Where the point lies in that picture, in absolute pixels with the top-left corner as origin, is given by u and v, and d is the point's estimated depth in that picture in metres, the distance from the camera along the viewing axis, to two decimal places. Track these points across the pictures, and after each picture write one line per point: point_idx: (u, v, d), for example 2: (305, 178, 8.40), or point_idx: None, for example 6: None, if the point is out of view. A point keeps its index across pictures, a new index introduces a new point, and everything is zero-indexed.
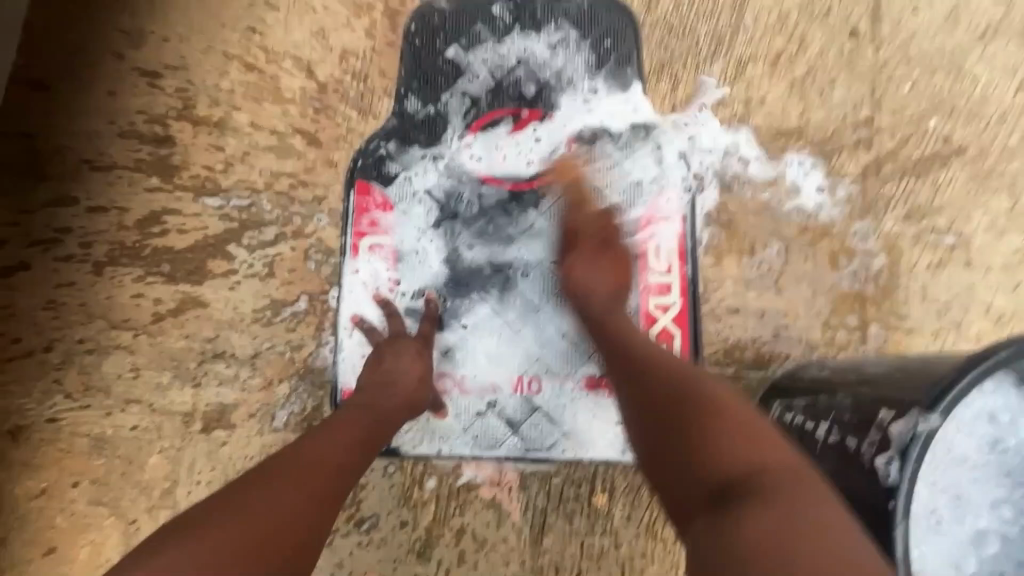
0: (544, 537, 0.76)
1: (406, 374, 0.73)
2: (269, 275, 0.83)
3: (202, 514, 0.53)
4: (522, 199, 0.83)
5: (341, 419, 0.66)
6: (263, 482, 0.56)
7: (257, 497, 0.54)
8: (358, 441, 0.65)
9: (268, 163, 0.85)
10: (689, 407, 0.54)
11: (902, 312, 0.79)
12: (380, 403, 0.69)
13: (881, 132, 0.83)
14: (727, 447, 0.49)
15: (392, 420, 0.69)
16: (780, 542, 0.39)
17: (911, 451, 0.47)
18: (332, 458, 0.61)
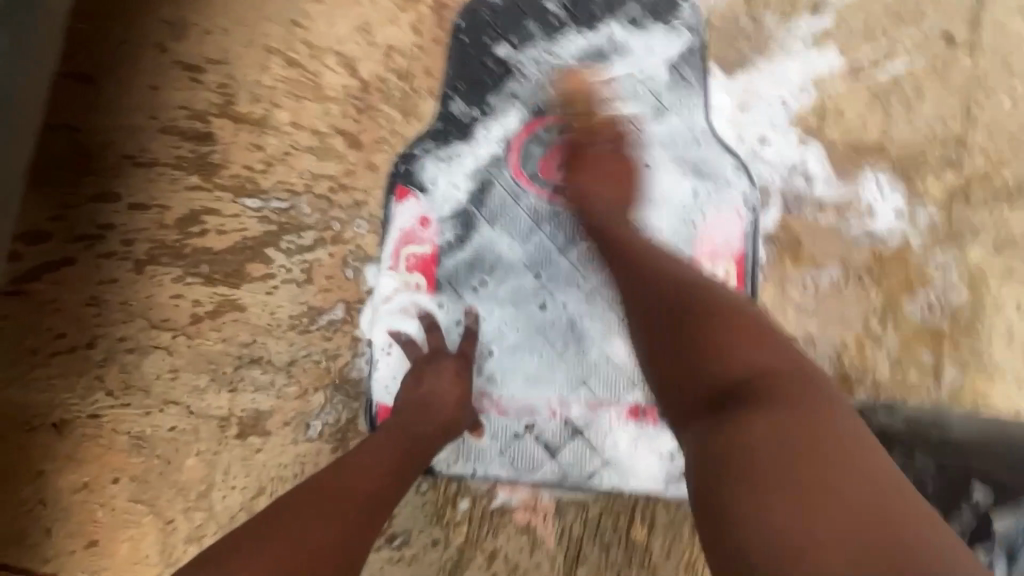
0: (578, 567, 0.73)
1: (443, 397, 0.71)
2: (307, 281, 0.81)
3: (227, 551, 0.50)
4: (569, 211, 0.78)
5: (375, 442, 0.64)
6: (297, 507, 0.54)
7: (284, 532, 0.51)
8: (394, 466, 0.62)
9: (308, 165, 0.82)
10: (715, 318, 0.53)
11: (984, 353, 0.72)
12: (415, 427, 0.67)
13: (972, 152, 0.75)
14: (743, 365, 0.49)
15: (426, 444, 0.67)
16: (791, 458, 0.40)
17: None
18: (365, 487, 0.58)
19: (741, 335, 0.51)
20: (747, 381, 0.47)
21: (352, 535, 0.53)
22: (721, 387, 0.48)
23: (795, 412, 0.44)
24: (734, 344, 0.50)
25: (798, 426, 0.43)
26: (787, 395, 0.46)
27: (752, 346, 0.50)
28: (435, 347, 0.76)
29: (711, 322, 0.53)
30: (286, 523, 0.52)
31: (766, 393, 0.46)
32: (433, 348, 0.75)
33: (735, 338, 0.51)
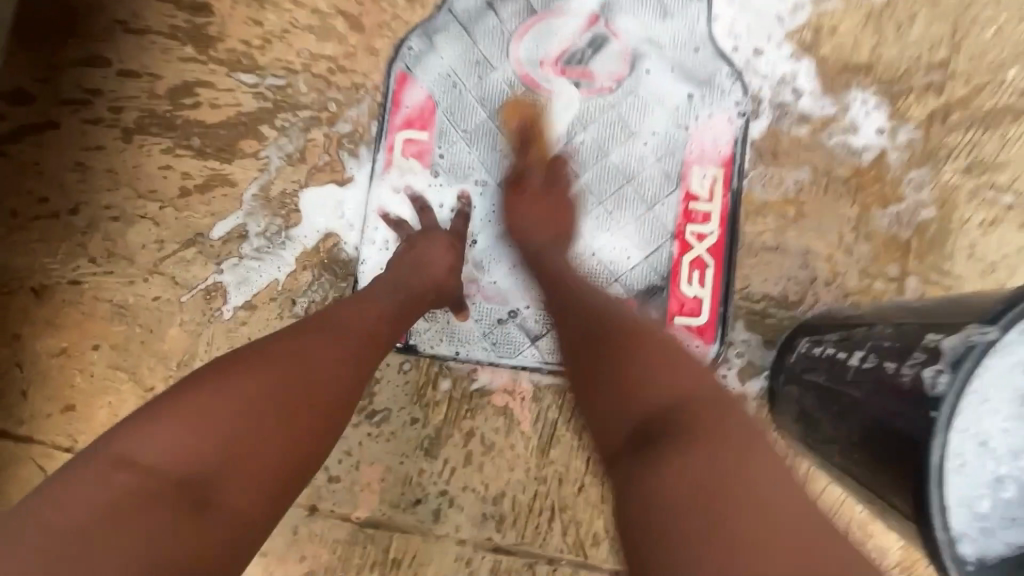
0: (551, 449, 0.77)
1: (437, 262, 0.72)
2: (300, 160, 0.81)
3: (227, 364, 0.52)
4: (567, 106, 0.79)
5: (375, 292, 0.66)
6: (304, 334, 0.56)
7: (285, 355, 0.53)
8: (394, 316, 0.64)
9: (307, 44, 0.82)
10: (631, 351, 0.54)
11: (945, 268, 0.76)
12: (412, 283, 0.68)
13: (955, 78, 0.77)
14: (660, 389, 0.50)
15: (419, 301, 0.69)
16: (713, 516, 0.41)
17: (962, 364, 0.40)
18: (361, 327, 0.60)
19: (666, 357, 0.53)
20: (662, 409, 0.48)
21: (352, 365, 0.56)
22: (637, 416, 0.49)
23: (702, 439, 0.46)
24: (660, 372, 0.51)
25: (720, 462, 0.44)
26: (702, 429, 0.46)
27: (675, 372, 0.51)
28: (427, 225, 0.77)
29: (638, 348, 0.54)
30: (286, 347, 0.54)
31: (683, 423, 0.47)
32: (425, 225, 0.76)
33: (656, 362, 0.52)
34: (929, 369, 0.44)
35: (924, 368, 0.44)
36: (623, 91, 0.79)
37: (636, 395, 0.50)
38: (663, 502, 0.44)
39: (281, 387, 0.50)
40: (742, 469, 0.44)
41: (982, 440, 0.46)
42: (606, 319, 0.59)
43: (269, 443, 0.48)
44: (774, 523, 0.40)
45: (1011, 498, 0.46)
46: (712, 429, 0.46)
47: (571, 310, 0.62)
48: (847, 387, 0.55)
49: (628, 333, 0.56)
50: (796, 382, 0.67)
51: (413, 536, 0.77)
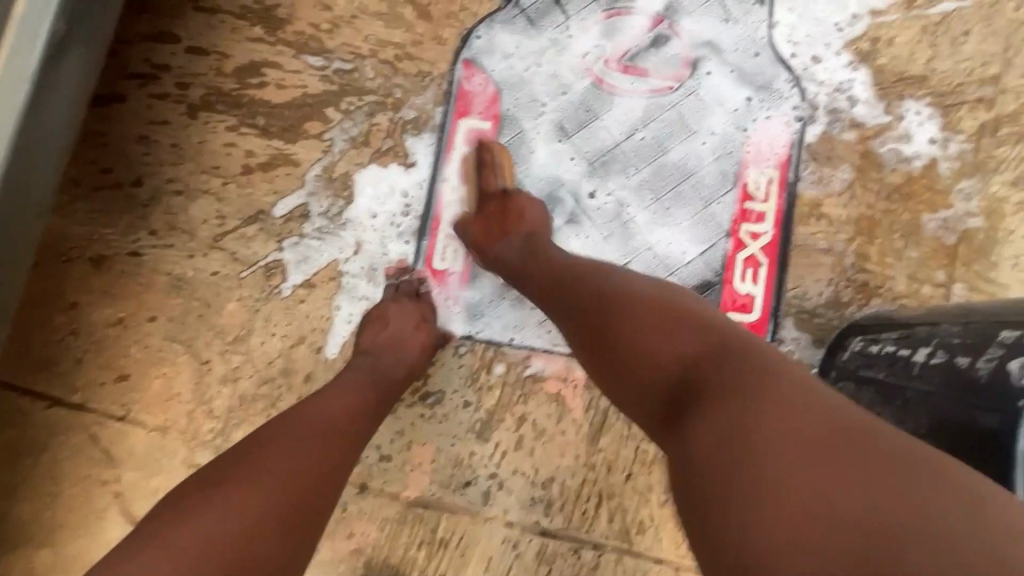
0: (601, 436, 0.78)
1: (410, 335, 0.74)
2: (364, 143, 0.82)
3: (194, 493, 0.52)
4: (629, 104, 0.81)
5: (343, 381, 0.66)
6: (267, 442, 0.56)
7: (248, 473, 0.53)
8: (362, 403, 0.65)
9: (376, 31, 0.83)
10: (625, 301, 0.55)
11: (991, 276, 0.78)
12: (381, 367, 0.70)
13: (1006, 93, 0.80)
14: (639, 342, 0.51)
15: (392, 387, 0.70)
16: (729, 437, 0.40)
17: None
18: (326, 425, 0.60)
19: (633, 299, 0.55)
20: (678, 366, 0.47)
21: (328, 460, 0.57)
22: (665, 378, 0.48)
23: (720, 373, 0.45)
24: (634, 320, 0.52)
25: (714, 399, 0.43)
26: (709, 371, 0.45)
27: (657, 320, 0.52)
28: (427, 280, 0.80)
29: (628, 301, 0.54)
30: (245, 470, 0.53)
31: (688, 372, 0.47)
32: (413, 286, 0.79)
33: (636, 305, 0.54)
34: (1015, 360, 0.46)
35: (1006, 362, 0.47)
36: (683, 92, 0.81)
37: (649, 359, 0.49)
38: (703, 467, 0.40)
39: (251, 514, 0.50)
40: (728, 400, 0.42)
41: None
42: (583, 278, 0.61)
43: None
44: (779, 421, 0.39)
45: None
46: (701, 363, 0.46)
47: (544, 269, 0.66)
48: (913, 380, 0.57)
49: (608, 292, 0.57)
50: (848, 380, 0.69)
51: (461, 517, 0.78)
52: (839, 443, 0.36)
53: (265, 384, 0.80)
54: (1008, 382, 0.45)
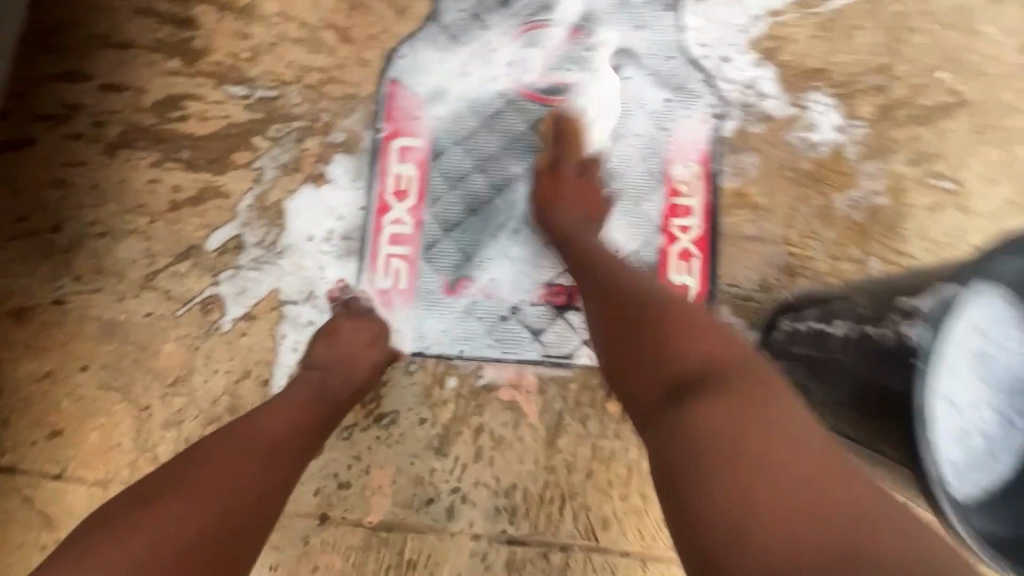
0: (557, 438, 0.80)
1: (362, 351, 0.74)
2: (295, 168, 0.81)
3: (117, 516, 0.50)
4: (556, 112, 0.83)
5: (294, 395, 0.65)
6: (205, 459, 0.54)
7: (175, 502, 0.50)
8: (310, 418, 0.64)
9: (298, 56, 0.83)
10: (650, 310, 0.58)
11: (900, 249, 0.84)
12: (332, 382, 0.69)
13: (896, 79, 0.87)
14: (731, 351, 0.52)
15: (341, 400, 0.69)
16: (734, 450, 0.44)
17: (939, 316, 0.48)
18: (272, 435, 0.59)
19: (689, 318, 0.56)
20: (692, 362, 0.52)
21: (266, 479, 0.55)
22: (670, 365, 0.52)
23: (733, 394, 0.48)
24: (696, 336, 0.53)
25: (737, 417, 0.46)
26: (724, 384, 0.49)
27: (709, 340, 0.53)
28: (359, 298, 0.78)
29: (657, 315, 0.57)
30: (178, 490, 0.51)
31: (708, 379, 0.50)
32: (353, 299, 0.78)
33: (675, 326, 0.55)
34: (909, 323, 0.50)
35: (901, 326, 0.51)
36: (606, 98, 0.84)
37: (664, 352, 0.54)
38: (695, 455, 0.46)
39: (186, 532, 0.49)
40: (754, 418, 0.46)
41: (949, 399, 0.62)
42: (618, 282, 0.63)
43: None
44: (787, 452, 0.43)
45: (978, 445, 0.63)
46: (724, 376, 0.50)
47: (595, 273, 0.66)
48: (834, 351, 0.61)
49: (669, 309, 0.57)
50: (780, 357, 0.73)
51: (427, 536, 0.78)
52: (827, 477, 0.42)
53: (212, 424, 0.77)
54: (906, 345, 0.49)
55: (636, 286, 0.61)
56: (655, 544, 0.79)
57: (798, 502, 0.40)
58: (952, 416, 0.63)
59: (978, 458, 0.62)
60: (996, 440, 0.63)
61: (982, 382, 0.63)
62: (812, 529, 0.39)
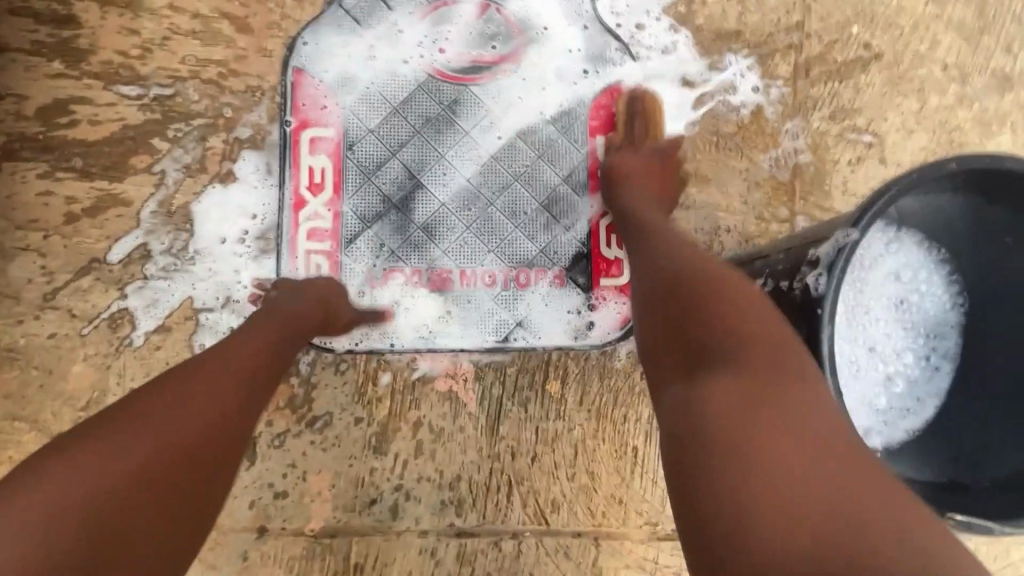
0: (499, 424, 0.78)
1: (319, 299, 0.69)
2: (199, 169, 0.77)
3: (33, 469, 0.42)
4: (472, 91, 0.81)
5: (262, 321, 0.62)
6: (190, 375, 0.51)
7: (163, 410, 0.47)
8: (282, 341, 0.61)
9: (193, 50, 0.78)
10: (698, 286, 0.52)
11: (825, 205, 0.85)
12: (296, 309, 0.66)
13: (811, 36, 0.87)
14: (753, 325, 0.48)
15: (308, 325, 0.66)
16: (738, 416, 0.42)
17: (836, 262, 0.48)
18: (254, 357, 0.56)
19: (738, 300, 0.50)
20: (714, 340, 0.48)
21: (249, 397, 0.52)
22: (680, 355, 0.49)
23: (759, 372, 0.45)
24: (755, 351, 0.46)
25: (751, 388, 0.43)
26: (748, 362, 0.45)
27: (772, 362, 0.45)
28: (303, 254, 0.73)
29: (690, 294, 0.52)
30: (110, 432, 0.45)
31: (735, 355, 0.46)
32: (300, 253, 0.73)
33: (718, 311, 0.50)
34: (810, 272, 0.51)
35: (804, 275, 0.52)
36: (523, 73, 0.82)
37: (680, 338, 0.50)
38: (698, 420, 0.44)
39: (123, 476, 0.43)
40: (771, 404, 0.42)
41: (870, 346, 0.63)
42: (665, 264, 0.56)
43: (129, 552, 0.42)
44: (794, 429, 0.41)
45: (903, 390, 0.63)
46: (756, 357, 0.45)
47: (679, 250, 0.58)
48: None
49: (716, 280, 0.52)
50: None
51: (372, 537, 0.75)
52: (830, 460, 0.39)
53: None
54: (807, 293, 0.50)
55: (668, 259, 0.57)
56: (606, 522, 0.78)
57: (789, 471, 0.39)
58: (878, 362, 0.63)
59: (904, 403, 0.63)
60: (923, 384, 0.64)
61: (904, 327, 0.64)
62: (800, 484, 0.38)
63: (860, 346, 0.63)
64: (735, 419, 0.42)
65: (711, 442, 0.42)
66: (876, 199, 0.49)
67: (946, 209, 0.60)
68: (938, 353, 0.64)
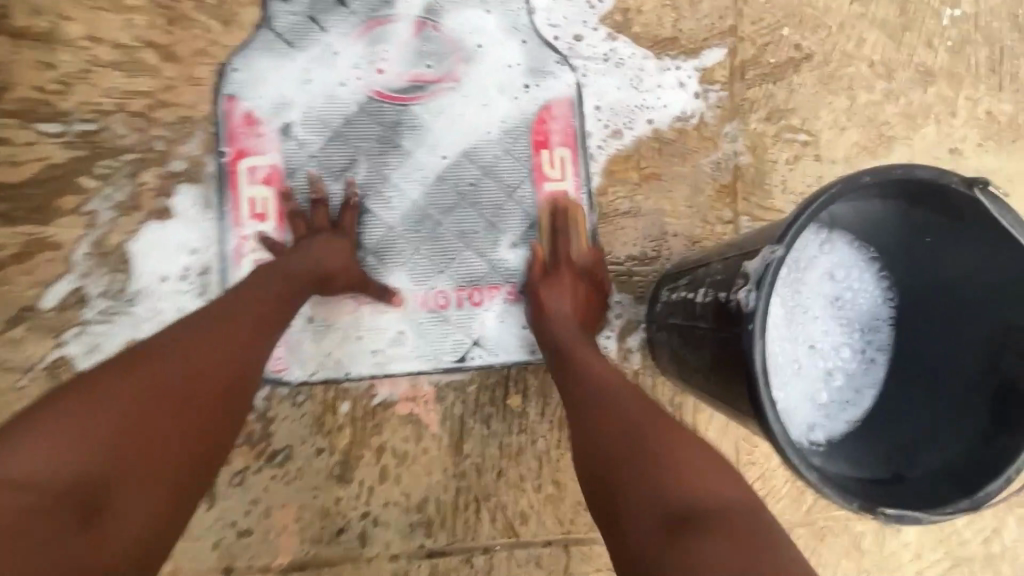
0: (463, 443, 0.78)
1: (327, 259, 0.69)
2: (133, 206, 0.74)
3: (52, 401, 0.47)
4: (413, 111, 0.80)
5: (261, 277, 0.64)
6: (194, 332, 0.56)
7: (171, 361, 0.52)
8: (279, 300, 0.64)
9: (116, 82, 0.75)
10: (577, 364, 0.65)
11: (767, 205, 0.88)
12: (294, 268, 0.67)
13: (744, 40, 0.89)
14: (613, 384, 0.60)
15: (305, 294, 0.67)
16: (625, 451, 0.52)
17: (765, 278, 0.48)
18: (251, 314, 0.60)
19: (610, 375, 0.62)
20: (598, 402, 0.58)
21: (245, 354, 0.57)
22: (578, 407, 0.59)
23: (631, 412, 0.55)
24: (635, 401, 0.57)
25: (629, 430, 0.53)
26: (625, 413, 0.55)
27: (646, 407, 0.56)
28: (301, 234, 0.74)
29: (574, 366, 0.65)
30: (128, 374, 0.50)
31: (612, 407, 0.57)
32: (317, 226, 0.74)
33: (592, 375, 0.62)
34: (743, 288, 0.51)
35: (738, 292, 0.52)
36: (463, 90, 0.81)
37: (579, 399, 0.60)
38: (602, 459, 0.52)
39: (125, 411, 0.48)
40: (645, 440, 0.52)
41: (810, 344, 0.66)
42: (562, 335, 0.70)
43: (127, 485, 0.46)
44: (666, 453, 0.51)
45: (842, 384, 0.66)
46: (630, 407, 0.56)
47: (598, 365, 0.64)
48: (697, 319, 0.63)
49: (588, 361, 0.65)
50: (662, 327, 0.75)
51: (342, 566, 0.75)
52: (696, 480, 0.48)
53: None
54: (744, 311, 0.50)
55: (561, 335, 0.70)
56: (575, 528, 0.80)
57: (670, 496, 0.47)
58: (817, 360, 0.66)
59: (843, 398, 0.66)
60: (860, 378, 0.66)
61: (841, 324, 0.67)
62: (680, 505, 0.46)
63: (800, 344, 0.65)
64: (621, 453, 0.52)
65: (608, 474, 0.51)
66: (804, 209, 0.49)
67: (879, 216, 0.62)
68: (872, 346, 0.67)
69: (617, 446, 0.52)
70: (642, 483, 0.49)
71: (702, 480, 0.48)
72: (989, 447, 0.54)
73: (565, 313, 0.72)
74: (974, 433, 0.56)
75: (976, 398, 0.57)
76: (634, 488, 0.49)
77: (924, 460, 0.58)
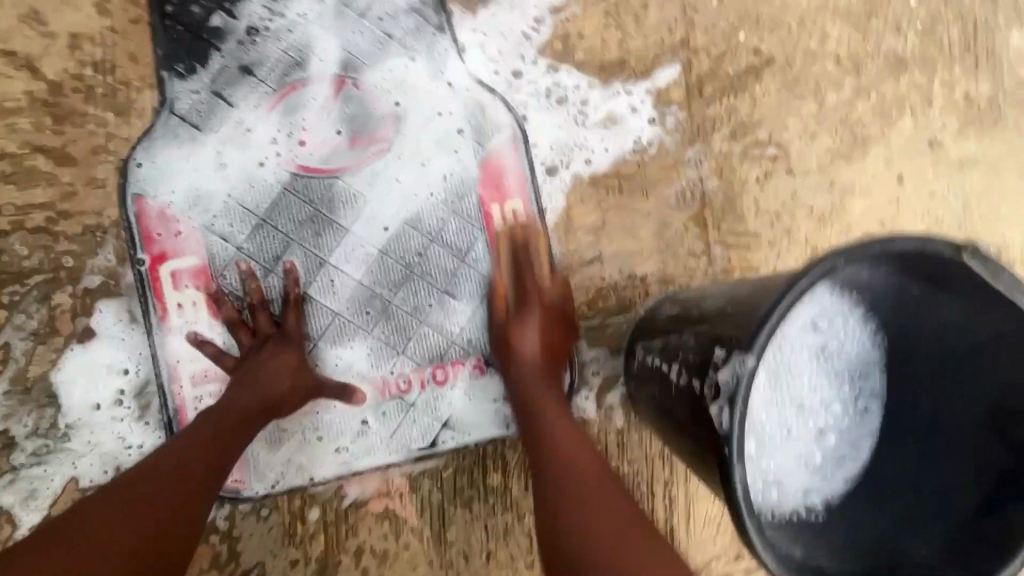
0: (446, 532, 0.74)
1: (276, 377, 0.66)
2: (50, 332, 0.68)
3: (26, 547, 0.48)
4: (342, 183, 0.73)
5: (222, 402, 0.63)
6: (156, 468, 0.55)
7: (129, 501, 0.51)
8: (237, 427, 0.62)
9: (9, 196, 0.67)
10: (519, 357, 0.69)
11: (740, 230, 0.82)
12: (251, 391, 0.64)
13: (698, 52, 0.82)
14: (533, 382, 0.68)
15: (256, 419, 0.64)
16: (537, 425, 0.65)
17: (737, 396, 0.47)
18: (209, 450, 0.58)
19: (538, 357, 0.69)
20: (525, 369, 0.69)
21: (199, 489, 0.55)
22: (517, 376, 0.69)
23: (555, 408, 0.66)
24: (580, 475, 0.59)
25: (564, 461, 0.60)
26: (558, 443, 0.62)
27: (628, 523, 0.54)
28: (246, 347, 0.68)
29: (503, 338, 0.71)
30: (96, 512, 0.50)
31: (534, 391, 0.67)
32: (261, 333, 0.68)
33: (530, 362, 0.69)
34: (715, 403, 0.49)
35: (710, 406, 0.50)
36: (397, 150, 0.74)
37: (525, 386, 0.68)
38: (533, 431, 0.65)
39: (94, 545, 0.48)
40: (548, 453, 0.61)
41: (799, 404, 0.61)
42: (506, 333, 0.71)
43: None
44: (580, 472, 0.59)
45: (836, 441, 0.61)
46: (563, 433, 0.63)
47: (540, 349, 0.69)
48: (675, 400, 0.59)
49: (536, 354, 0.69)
50: (640, 390, 0.69)
51: None
52: (602, 498, 0.56)
53: None
54: (720, 431, 0.48)
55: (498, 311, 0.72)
56: None
57: (574, 499, 0.56)
58: (807, 419, 0.61)
59: (838, 454, 0.61)
60: (855, 429, 0.62)
61: (830, 373, 0.61)
62: (578, 519, 0.55)
63: (788, 406, 0.60)
64: (552, 431, 0.63)
65: (547, 455, 0.61)
66: (768, 318, 0.47)
67: (869, 276, 0.57)
68: (865, 394, 0.62)
69: (546, 452, 0.62)
70: (551, 442, 0.62)
71: (616, 523, 0.54)
72: (990, 522, 0.53)
73: (506, 297, 0.73)
74: (973, 502, 0.54)
75: (963, 466, 0.55)
76: (547, 449, 0.62)
77: (927, 531, 0.56)
